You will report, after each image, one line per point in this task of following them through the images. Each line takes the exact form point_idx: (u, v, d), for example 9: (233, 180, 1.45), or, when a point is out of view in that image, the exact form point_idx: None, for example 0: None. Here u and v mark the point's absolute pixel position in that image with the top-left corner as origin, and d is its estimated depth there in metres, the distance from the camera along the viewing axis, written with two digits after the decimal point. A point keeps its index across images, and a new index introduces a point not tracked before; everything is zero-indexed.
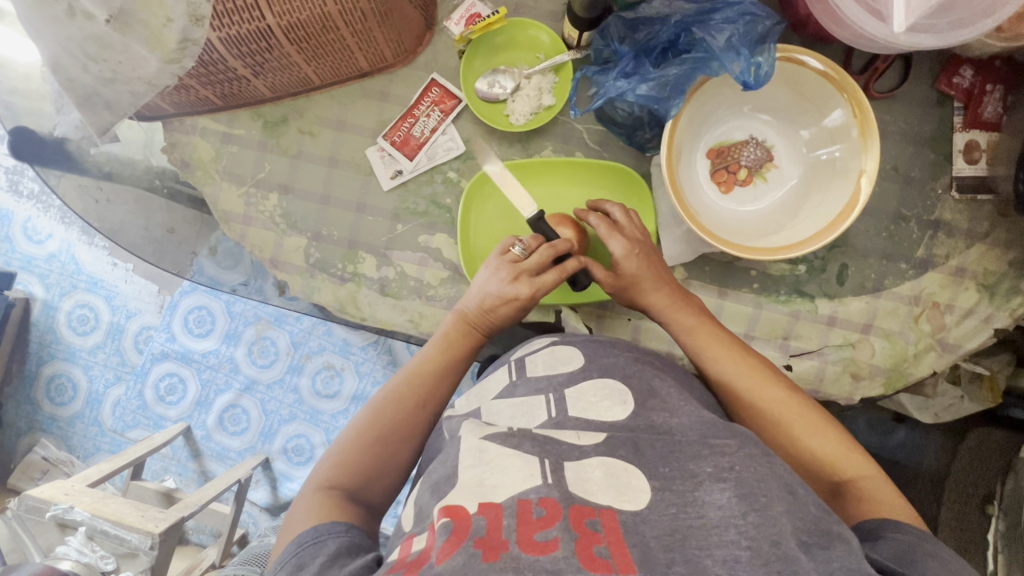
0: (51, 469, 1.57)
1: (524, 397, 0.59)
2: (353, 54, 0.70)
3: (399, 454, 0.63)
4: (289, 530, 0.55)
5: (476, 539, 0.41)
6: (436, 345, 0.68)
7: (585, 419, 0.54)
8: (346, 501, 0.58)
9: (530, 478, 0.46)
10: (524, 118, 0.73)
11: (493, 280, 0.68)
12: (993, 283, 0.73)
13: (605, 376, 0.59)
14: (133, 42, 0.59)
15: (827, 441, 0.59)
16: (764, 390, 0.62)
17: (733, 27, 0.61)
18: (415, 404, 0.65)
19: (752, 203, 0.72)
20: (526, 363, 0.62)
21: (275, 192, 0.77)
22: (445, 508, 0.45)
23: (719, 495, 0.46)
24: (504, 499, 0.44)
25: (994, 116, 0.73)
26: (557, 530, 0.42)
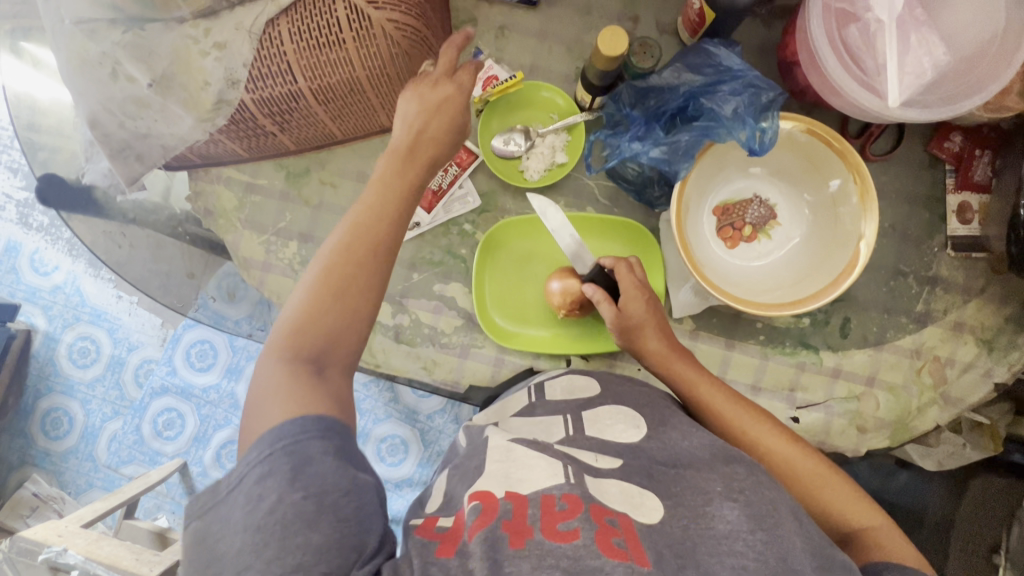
0: (40, 506, 1.53)
1: (544, 416, 0.65)
2: (376, 112, 0.74)
3: (365, 286, 0.58)
4: (249, 432, 0.51)
5: (504, 522, 0.47)
6: (372, 186, 0.62)
7: (601, 440, 0.60)
8: (307, 376, 0.53)
9: (553, 477, 0.51)
10: (538, 174, 0.76)
11: (411, 105, 0.63)
12: (991, 337, 0.76)
13: (620, 402, 0.65)
14: (172, 104, 0.64)
15: (838, 491, 0.60)
16: (768, 444, 0.63)
17: (738, 99, 0.65)
18: (358, 253, 0.58)
19: (757, 259, 0.75)
20: (546, 386, 0.69)
21: (295, 240, 0.79)
22: (476, 492, 0.51)
23: (729, 511, 0.51)
24: (528, 492, 0.50)
25: (984, 179, 0.76)
26: (578, 522, 0.47)
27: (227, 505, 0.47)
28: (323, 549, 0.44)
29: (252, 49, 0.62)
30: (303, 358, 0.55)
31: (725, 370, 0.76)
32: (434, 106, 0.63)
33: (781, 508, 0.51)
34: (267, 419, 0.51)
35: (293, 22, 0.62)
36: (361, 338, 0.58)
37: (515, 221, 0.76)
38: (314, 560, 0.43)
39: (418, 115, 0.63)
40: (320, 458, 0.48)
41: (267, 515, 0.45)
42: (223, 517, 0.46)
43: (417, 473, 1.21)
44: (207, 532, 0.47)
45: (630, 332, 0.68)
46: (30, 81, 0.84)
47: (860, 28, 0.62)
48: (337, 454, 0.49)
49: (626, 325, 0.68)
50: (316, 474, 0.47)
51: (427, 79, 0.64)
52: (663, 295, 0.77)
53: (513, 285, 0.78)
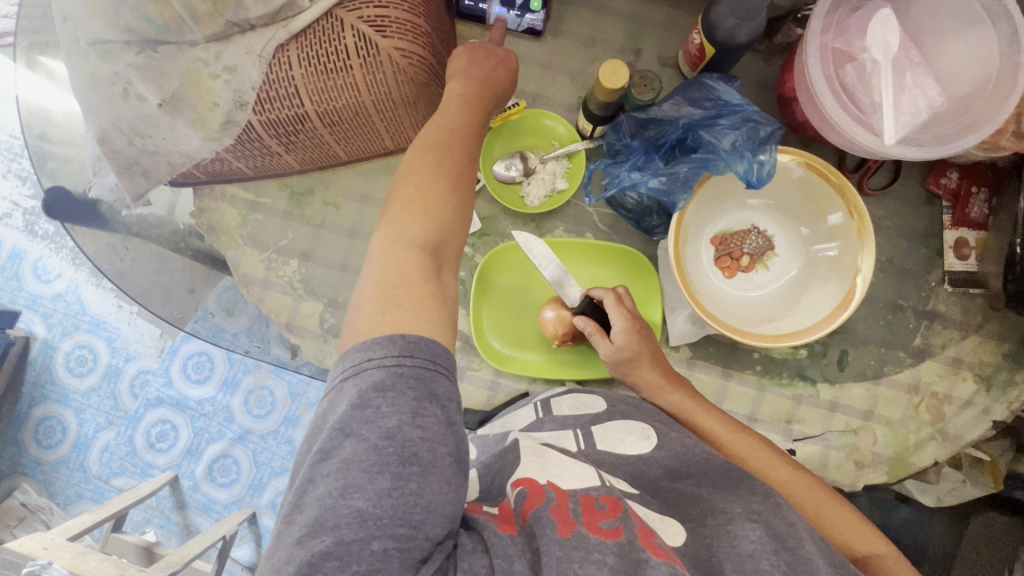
0: (27, 516, 1.52)
1: (552, 431, 0.67)
2: (381, 134, 0.75)
3: (463, 199, 0.61)
4: (364, 326, 0.52)
5: (551, 507, 0.52)
6: (456, 105, 0.65)
7: (614, 453, 0.64)
8: (422, 272, 0.56)
9: (588, 481, 0.57)
10: (538, 201, 0.77)
11: (473, 66, 0.68)
12: (989, 374, 0.76)
13: (628, 418, 0.67)
14: (180, 124, 0.65)
15: (841, 521, 0.60)
16: (770, 469, 0.63)
17: (736, 133, 0.66)
18: (458, 164, 0.62)
19: (753, 289, 0.75)
20: (552, 403, 0.70)
21: (295, 258, 0.80)
22: (519, 480, 0.56)
23: (750, 531, 0.52)
24: (569, 488, 0.55)
25: (981, 216, 0.77)
26: (619, 521, 0.52)
27: (344, 399, 0.48)
28: (430, 509, 0.45)
29: (262, 73, 0.64)
30: (420, 250, 0.57)
31: (722, 400, 0.76)
32: (488, 66, 0.68)
33: (800, 529, 0.54)
34: (390, 318, 0.51)
35: (303, 48, 0.64)
36: (463, 244, 0.61)
37: (501, 250, 0.76)
38: (421, 518, 0.45)
39: (476, 67, 0.68)
40: (443, 401, 0.49)
41: (385, 436, 0.46)
42: (339, 410, 0.48)
43: None
44: (324, 424, 0.49)
45: (624, 363, 0.69)
46: (44, 92, 0.86)
47: (856, 67, 0.63)
48: (456, 406, 0.50)
49: (620, 358, 0.68)
50: (435, 416, 0.48)
51: (482, 48, 0.69)
52: (660, 324, 0.77)
53: (511, 311, 0.78)
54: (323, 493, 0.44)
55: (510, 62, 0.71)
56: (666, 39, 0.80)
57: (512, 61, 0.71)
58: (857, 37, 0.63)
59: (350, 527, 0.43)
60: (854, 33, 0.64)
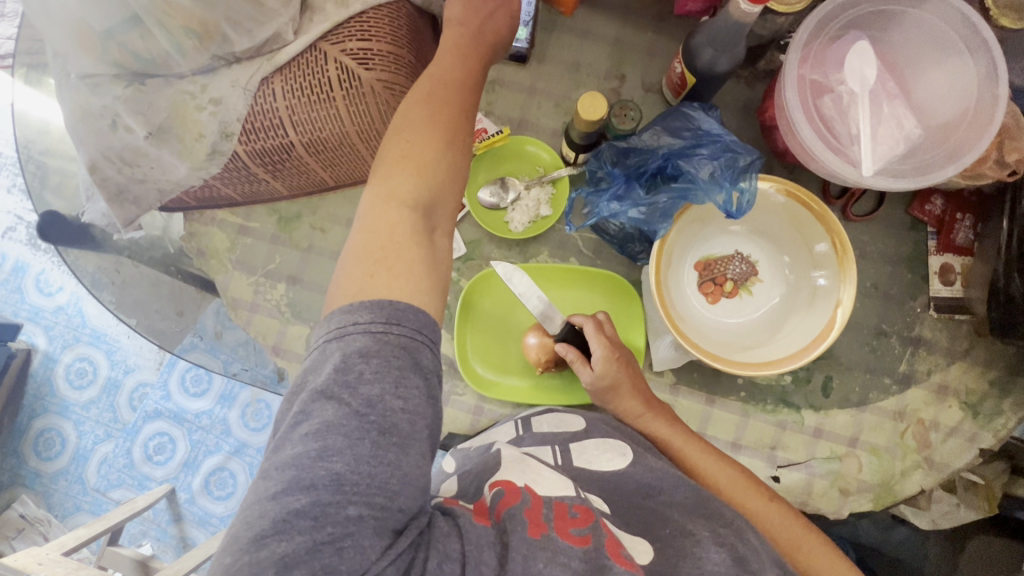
0: (26, 527, 1.52)
1: (531, 447, 0.67)
2: (367, 161, 0.75)
3: (457, 160, 0.61)
4: (352, 287, 0.52)
5: (525, 509, 0.53)
6: (452, 56, 0.65)
7: (589, 469, 0.64)
8: (413, 229, 0.56)
9: (564, 490, 0.58)
10: (522, 226, 0.77)
11: (472, 14, 0.68)
12: (976, 401, 0.75)
13: (607, 436, 0.67)
14: (167, 154, 0.66)
15: (815, 550, 0.61)
16: (747, 500, 0.63)
17: (714, 163, 0.67)
18: (454, 120, 0.61)
19: (737, 315, 0.75)
20: (532, 420, 0.71)
21: (282, 282, 0.80)
22: (500, 482, 0.58)
23: (715, 553, 0.53)
24: (545, 494, 0.56)
25: (966, 242, 0.77)
26: (589, 528, 0.53)
27: (328, 361, 0.48)
28: (406, 480, 0.46)
29: (247, 105, 0.65)
30: (411, 209, 0.57)
31: (705, 426, 0.76)
32: (488, 10, 0.68)
33: (763, 555, 0.55)
34: (378, 281, 0.52)
35: (287, 79, 0.65)
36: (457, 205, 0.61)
37: (481, 277, 0.77)
38: (397, 489, 0.45)
39: (475, 12, 0.68)
40: (426, 372, 0.50)
41: (366, 404, 0.46)
42: (323, 371, 0.48)
43: None
44: (305, 384, 0.48)
45: (605, 392, 0.69)
46: (50, 108, 0.88)
47: (834, 99, 0.63)
48: (438, 379, 0.51)
49: (601, 386, 0.68)
50: (417, 388, 0.48)
51: None
52: (644, 350, 0.77)
53: (495, 336, 0.78)
54: (300, 453, 0.45)
55: (511, 5, 0.70)
56: (650, 66, 0.81)
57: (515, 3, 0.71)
58: (833, 70, 0.64)
59: (326, 488, 0.43)
60: (831, 66, 0.64)
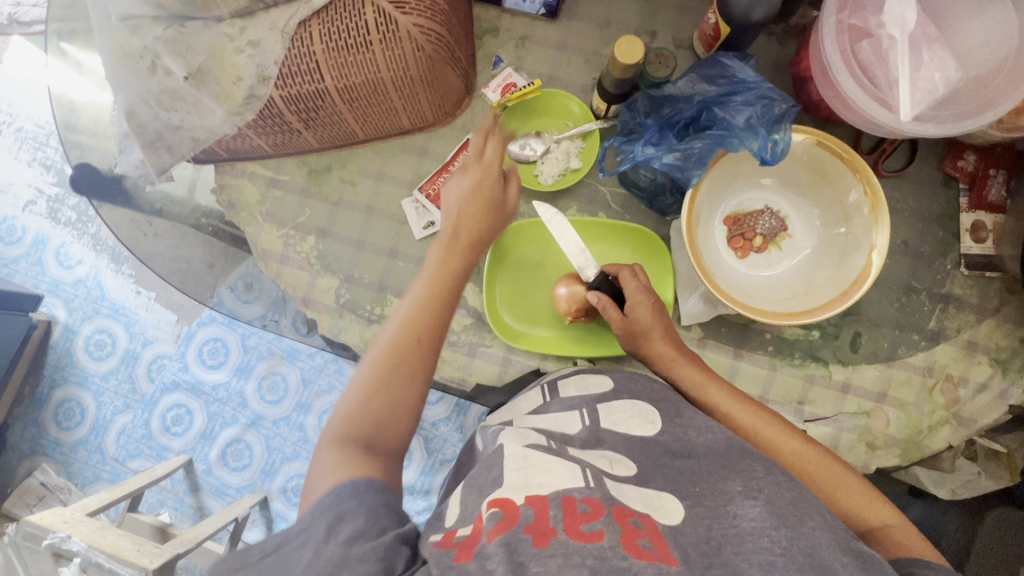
0: (47, 495, 1.56)
1: (558, 412, 0.66)
2: (398, 114, 0.76)
3: (409, 351, 0.60)
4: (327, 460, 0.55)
5: (526, 526, 0.46)
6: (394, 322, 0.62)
7: (616, 430, 0.62)
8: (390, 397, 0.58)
9: (573, 480, 0.51)
10: (552, 179, 0.77)
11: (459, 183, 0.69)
12: (1005, 358, 0.75)
13: (634, 398, 0.66)
14: (205, 97, 0.67)
15: (852, 491, 0.60)
16: (781, 440, 0.63)
17: (751, 110, 0.67)
18: (401, 386, 0.59)
19: (767, 269, 0.75)
20: (559, 386, 0.71)
21: (312, 235, 0.81)
22: (494, 500, 0.50)
23: (750, 508, 0.52)
24: (550, 492, 0.49)
25: (998, 199, 0.76)
26: (601, 524, 0.47)
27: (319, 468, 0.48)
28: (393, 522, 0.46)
29: (284, 48, 0.65)
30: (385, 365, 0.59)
31: (733, 380, 0.76)
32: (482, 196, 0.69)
33: (805, 508, 0.52)
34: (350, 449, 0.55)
35: (324, 24, 0.65)
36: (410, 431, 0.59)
37: (525, 224, 0.78)
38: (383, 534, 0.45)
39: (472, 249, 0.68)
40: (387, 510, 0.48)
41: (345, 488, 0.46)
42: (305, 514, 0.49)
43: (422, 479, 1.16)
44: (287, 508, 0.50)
45: (637, 336, 0.69)
46: (73, 83, 0.87)
47: (872, 43, 0.63)
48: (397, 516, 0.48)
49: (633, 330, 0.69)
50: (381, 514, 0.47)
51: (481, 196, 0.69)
52: (672, 303, 0.77)
53: (524, 290, 0.78)
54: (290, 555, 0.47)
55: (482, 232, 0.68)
56: (681, 22, 0.80)
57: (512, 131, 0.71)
58: (873, 14, 0.63)
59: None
60: (870, 10, 0.64)
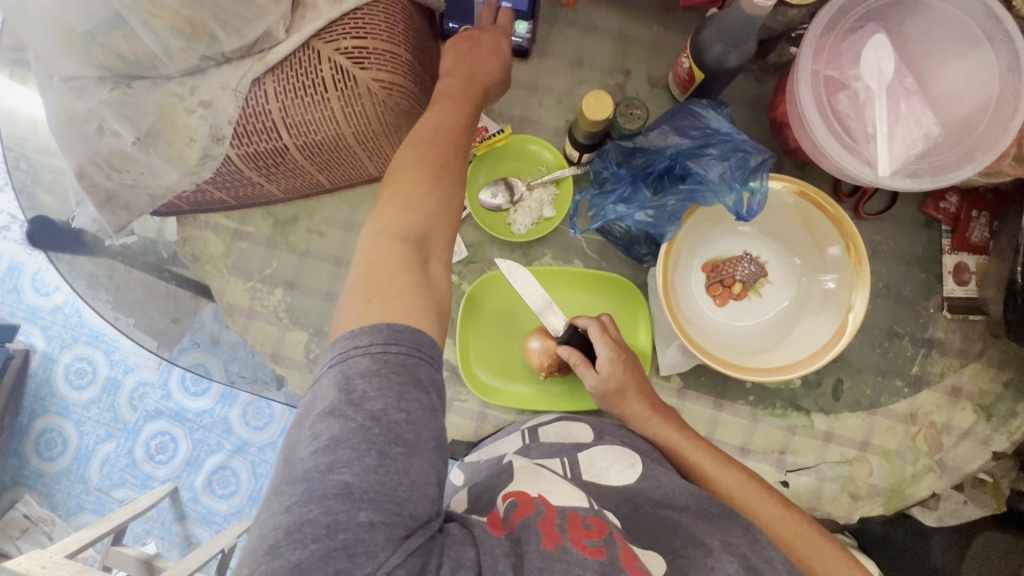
0: (31, 527, 1.53)
1: (539, 459, 0.65)
2: (364, 163, 0.74)
3: (427, 189, 0.58)
4: (348, 319, 0.50)
5: (539, 520, 0.51)
6: (406, 171, 0.58)
7: (598, 482, 0.62)
8: (407, 261, 0.54)
9: (578, 500, 0.55)
10: (525, 228, 0.75)
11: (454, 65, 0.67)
12: (989, 403, 0.74)
13: (615, 444, 0.65)
14: (156, 159, 0.64)
15: (829, 559, 0.60)
16: (759, 507, 0.62)
17: (725, 164, 0.64)
18: (422, 220, 0.57)
19: (747, 318, 0.73)
20: (540, 431, 0.68)
21: (280, 287, 0.79)
22: (513, 492, 0.55)
23: (727, 562, 0.52)
24: (558, 504, 0.54)
25: (981, 240, 0.74)
26: (603, 541, 0.50)
27: (329, 385, 0.46)
28: (414, 487, 0.44)
29: (237, 108, 0.62)
30: (404, 240, 0.55)
31: (713, 430, 0.75)
32: (475, 57, 0.67)
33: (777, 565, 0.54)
34: (376, 307, 0.50)
35: (278, 80, 0.62)
36: (454, 230, 0.59)
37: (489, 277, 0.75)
38: (405, 495, 0.43)
39: (467, 86, 0.66)
40: (427, 387, 0.48)
41: (371, 417, 0.44)
42: (329, 396, 0.46)
43: None
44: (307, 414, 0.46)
45: (611, 395, 0.67)
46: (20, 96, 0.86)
47: (849, 96, 0.61)
48: (440, 395, 0.49)
49: (607, 389, 0.67)
50: (420, 401, 0.46)
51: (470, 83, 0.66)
52: (649, 354, 0.75)
53: (497, 342, 0.77)
54: (311, 467, 0.43)
55: (479, 72, 0.66)
56: (655, 60, 0.78)
57: (505, 48, 0.69)
58: (849, 65, 0.61)
59: (337, 498, 0.42)
60: (846, 60, 0.61)
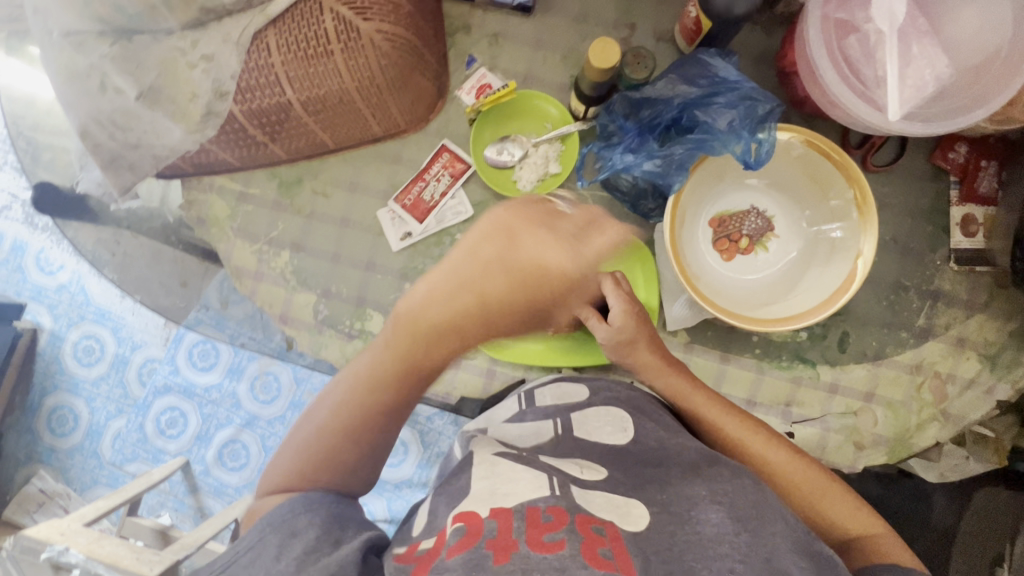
0: (47, 501, 1.56)
1: (534, 423, 0.65)
2: (368, 122, 0.73)
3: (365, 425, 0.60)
4: (282, 464, 0.60)
5: (487, 539, 0.44)
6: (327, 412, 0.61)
7: (587, 441, 0.62)
8: (332, 468, 0.58)
9: (538, 490, 0.50)
10: (530, 185, 0.75)
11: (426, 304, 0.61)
12: (994, 353, 0.74)
13: (606, 406, 0.66)
14: (161, 116, 0.64)
15: (836, 501, 0.61)
16: (768, 453, 0.63)
17: (734, 112, 0.64)
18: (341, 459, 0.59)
19: (753, 272, 0.73)
20: (537, 394, 0.69)
21: (287, 250, 0.79)
22: (458, 514, 0.48)
23: (713, 514, 0.53)
24: (515, 505, 0.48)
25: (990, 191, 0.74)
26: (564, 533, 0.45)
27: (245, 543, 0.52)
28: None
29: (242, 62, 0.62)
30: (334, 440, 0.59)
31: (719, 384, 0.75)
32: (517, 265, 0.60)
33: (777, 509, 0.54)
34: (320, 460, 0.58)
35: (281, 34, 0.62)
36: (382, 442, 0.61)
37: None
38: None
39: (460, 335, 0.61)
40: (302, 529, 0.51)
41: (275, 556, 0.50)
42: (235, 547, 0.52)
43: (417, 471, 1.04)
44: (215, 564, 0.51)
45: (621, 346, 0.68)
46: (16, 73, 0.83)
47: (860, 39, 0.61)
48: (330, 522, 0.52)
49: (617, 341, 0.68)
50: (312, 526, 0.52)
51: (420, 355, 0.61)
52: (657, 309, 0.75)
53: None
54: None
55: (490, 317, 0.61)
56: (662, 12, 0.76)
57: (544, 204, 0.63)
58: (861, 8, 0.61)
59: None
60: (858, 4, 0.61)
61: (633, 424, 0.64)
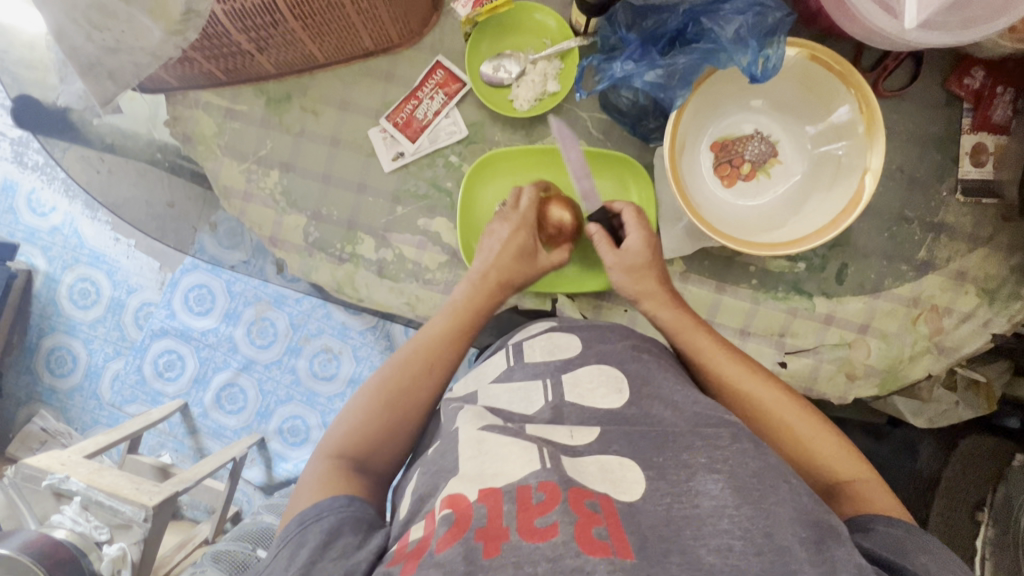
0: (48, 440, 1.58)
1: (522, 381, 0.60)
2: (359, 33, 0.69)
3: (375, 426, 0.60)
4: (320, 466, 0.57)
5: (476, 530, 0.42)
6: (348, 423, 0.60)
7: (581, 406, 0.55)
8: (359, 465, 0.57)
9: (528, 463, 0.46)
10: (527, 104, 0.74)
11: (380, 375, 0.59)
12: (994, 288, 0.73)
13: (602, 363, 0.59)
14: (138, 13, 0.55)
15: (825, 443, 0.60)
16: (763, 391, 0.62)
17: (742, 19, 0.61)
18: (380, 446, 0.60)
19: (753, 198, 0.72)
20: (524, 349, 0.63)
21: (276, 169, 0.77)
22: (447, 498, 0.45)
23: (712, 485, 0.45)
24: (504, 484, 0.45)
25: (1004, 119, 0.71)
26: (556, 514, 0.42)
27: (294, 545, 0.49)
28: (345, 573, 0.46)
29: None
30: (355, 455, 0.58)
31: (713, 313, 0.75)
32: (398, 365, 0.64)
33: None
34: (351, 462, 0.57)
35: None
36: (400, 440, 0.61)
37: (505, 152, 0.74)
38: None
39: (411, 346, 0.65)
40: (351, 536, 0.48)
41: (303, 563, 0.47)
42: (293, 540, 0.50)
43: None
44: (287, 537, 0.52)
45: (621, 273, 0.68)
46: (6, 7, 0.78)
47: None
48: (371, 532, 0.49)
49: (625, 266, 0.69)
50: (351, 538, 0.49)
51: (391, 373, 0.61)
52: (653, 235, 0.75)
53: None
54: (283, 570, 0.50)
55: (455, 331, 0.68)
56: None
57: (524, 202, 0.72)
58: None
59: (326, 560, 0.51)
60: None
61: (629, 379, 0.57)
